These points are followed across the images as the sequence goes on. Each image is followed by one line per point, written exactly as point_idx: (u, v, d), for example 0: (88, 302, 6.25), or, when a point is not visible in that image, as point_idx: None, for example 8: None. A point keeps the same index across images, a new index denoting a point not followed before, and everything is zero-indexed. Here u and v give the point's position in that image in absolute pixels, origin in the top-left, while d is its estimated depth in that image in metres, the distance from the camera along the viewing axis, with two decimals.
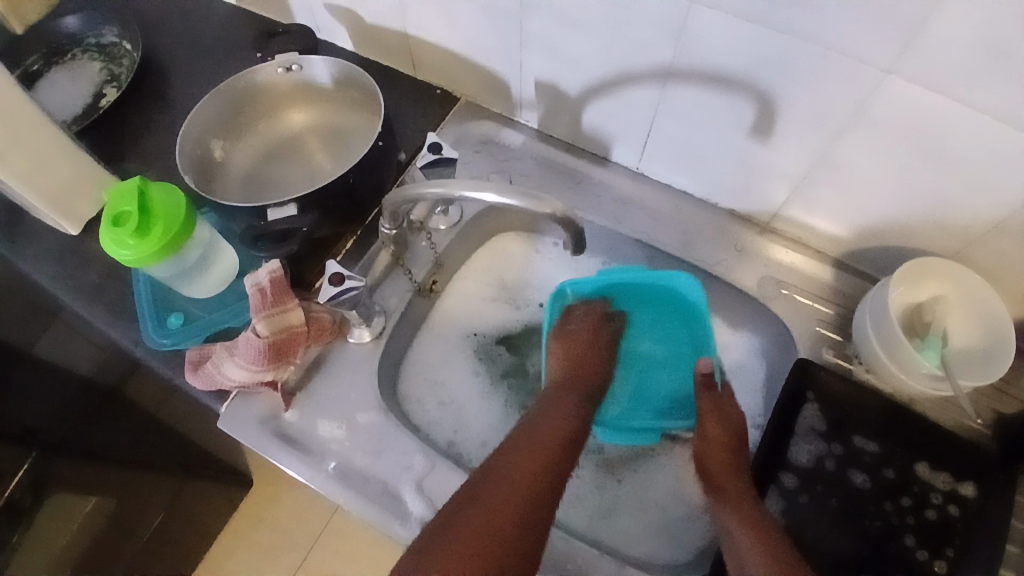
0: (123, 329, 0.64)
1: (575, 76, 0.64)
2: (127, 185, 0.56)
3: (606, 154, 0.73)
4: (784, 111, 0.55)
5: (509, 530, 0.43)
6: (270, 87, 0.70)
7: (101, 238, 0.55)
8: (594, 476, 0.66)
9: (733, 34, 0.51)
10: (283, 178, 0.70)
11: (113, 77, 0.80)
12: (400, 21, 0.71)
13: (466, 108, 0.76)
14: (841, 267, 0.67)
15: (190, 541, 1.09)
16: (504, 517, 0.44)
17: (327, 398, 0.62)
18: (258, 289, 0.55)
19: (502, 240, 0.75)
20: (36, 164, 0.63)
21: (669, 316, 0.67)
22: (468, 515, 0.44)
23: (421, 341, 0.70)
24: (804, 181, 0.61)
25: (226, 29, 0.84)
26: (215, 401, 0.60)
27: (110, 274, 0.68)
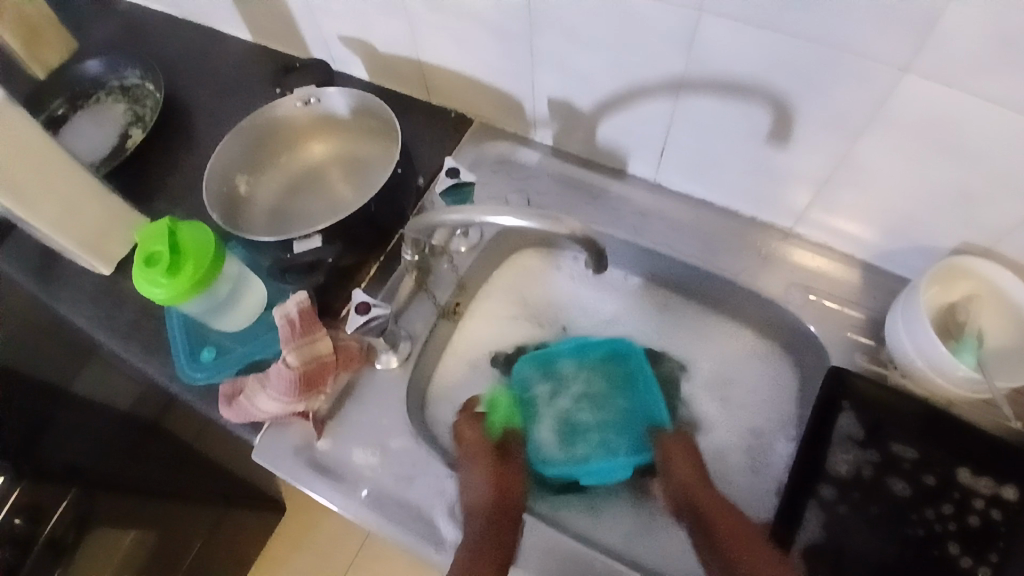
0: (159, 365, 0.66)
1: (587, 91, 0.65)
2: (158, 226, 0.58)
3: (622, 168, 0.73)
4: (800, 116, 0.55)
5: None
6: (289, 121, 0.72)
7: (135, 278, 0.56)
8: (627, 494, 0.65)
9: (744, 42, 0.51)
10: (306, 210, 0.71)
11: (137, 118, 0.82)
12: (413, 48, 0.72)
13: (481, 130, 0.77)
14: (869, 269, 0.66)
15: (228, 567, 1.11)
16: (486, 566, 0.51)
17: (358, 425, 0.62)
18: (287, 319, 0.57)
19: (523, 258, 0.76)
20: (65, 208, 0.65)
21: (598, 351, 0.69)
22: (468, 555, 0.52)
23: (447, 363, 0.70)
24: (824, 185, 0.60)
25: (244, 65, 0.87)
26: (249, 432, 0.61)
27: (144, 311, 0.70)
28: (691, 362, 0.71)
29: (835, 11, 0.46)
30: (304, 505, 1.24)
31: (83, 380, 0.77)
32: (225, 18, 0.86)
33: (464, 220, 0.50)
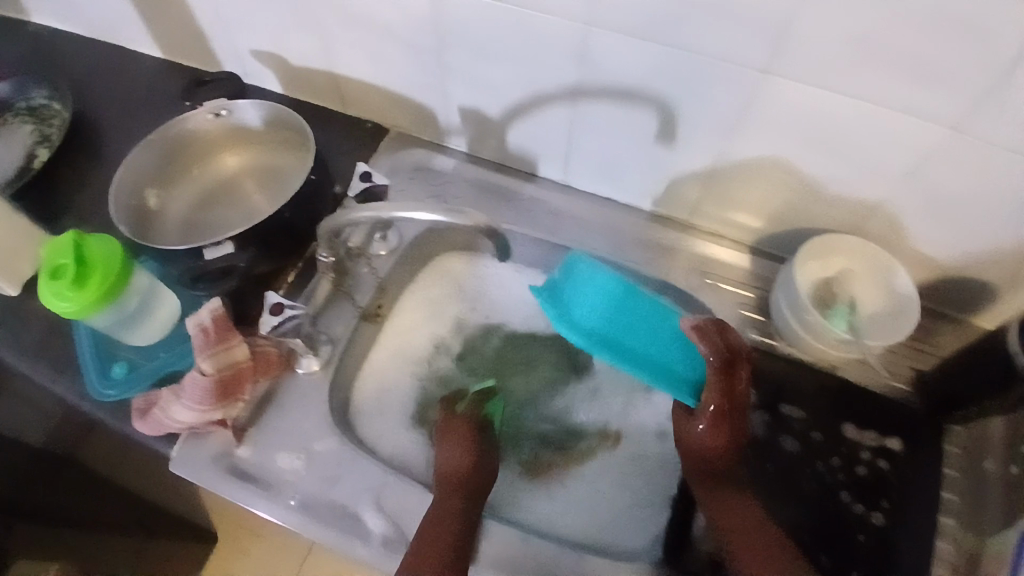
0: (67, 384, 0.64)
1: (495, 100, 0.68)
2: (62, 239, 0.57)
3: (535, 171, 0.77)
4: (684, 117, 0.60)
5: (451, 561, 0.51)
6: (200, 134, 0.72)
7: (40, 292, 0.55)
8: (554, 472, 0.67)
9: (630, 51, 0.56)
10: (220, 221, 0.71)
11: (44, 137, 0.80)
12: (325, 61, 0.74)
13: (398, 139, 0.79)
14: (759, 254, 0.72)
15: None
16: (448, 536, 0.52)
17: (280, 430, 0.62)
18: (201, 328, 0.58)
19: (443, 260, 0.78)
20: None
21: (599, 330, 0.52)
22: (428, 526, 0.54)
23: (371, 365, 0.71)
24: (713, 179, 0.66)
25: (154, 81, 0.86)
26: (165, 445, 0.60)
27: (50, 330, 0.68)
28: None
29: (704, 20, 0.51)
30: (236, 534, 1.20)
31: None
32: (134, 35, 0.85)
33: (378, 217, 0.53)
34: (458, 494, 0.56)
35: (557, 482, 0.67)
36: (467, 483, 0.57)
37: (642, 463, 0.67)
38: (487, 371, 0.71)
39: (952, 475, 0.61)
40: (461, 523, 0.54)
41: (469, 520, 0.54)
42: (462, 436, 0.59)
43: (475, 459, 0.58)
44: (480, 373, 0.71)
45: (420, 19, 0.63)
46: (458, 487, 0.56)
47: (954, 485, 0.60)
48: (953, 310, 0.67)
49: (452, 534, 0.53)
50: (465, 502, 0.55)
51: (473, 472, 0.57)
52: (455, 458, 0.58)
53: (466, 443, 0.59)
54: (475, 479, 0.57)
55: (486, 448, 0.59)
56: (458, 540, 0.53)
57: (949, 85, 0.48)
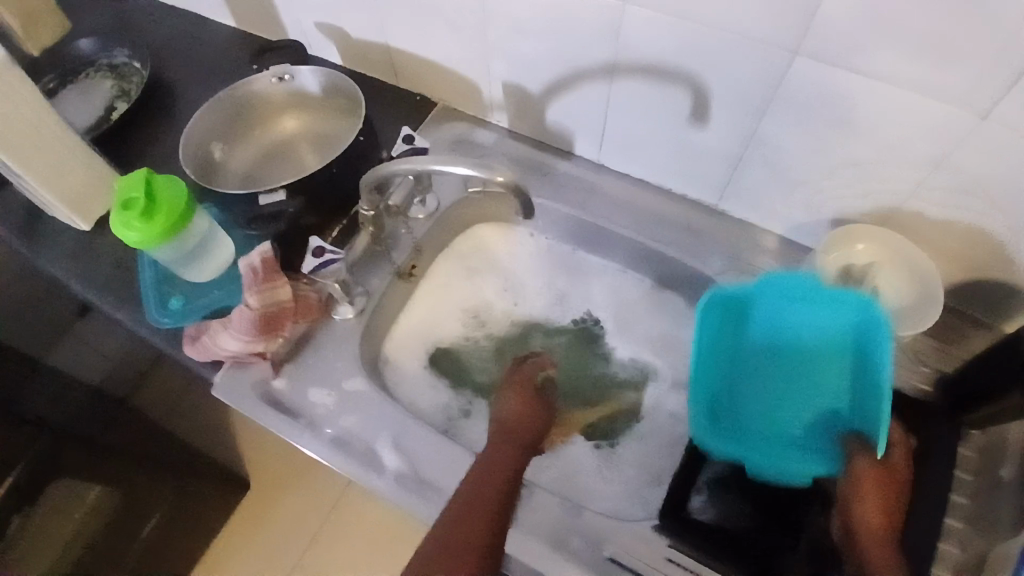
0: (130, 312, 0.71)
1: (536, 76, 0.72)
2: (136, 175, 0.63)
3: (570, 149, 0.80)
4: (715, 98, 0.62)
5: (491, 508, 0.49)
6: (265, 97, 0.78)
7: (113, 222, 0.62)
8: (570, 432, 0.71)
9: (665, 29, 0.59)
10: (277, 176, 0.77)
11: (123, 93, 0.88)
12: (381, 35, 0.79)
13: (442, 113, 0.84)
14: (786, 243, 0.73)
15: (189, 540, 1.14)
16: (491, 497, 0.50)
17: (313, 369, 0.67)
18: (250, 268, 0.64)
19: (479, 231, 0.82)
20: (54, 166, 0.70)
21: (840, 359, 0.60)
22: (463, 494, 0.50)
23: (403, 322, 0.76)
24: (741, 164, 0.67)
25: (225, 48, 0.93)
26: (211, 370, 0.66)
27: (118, 263, 0.75)
28: (629, 327, 0.76)
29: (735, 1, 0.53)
30: (266, 485, 1.26)
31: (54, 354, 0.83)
32: (209, 6, 0.92)
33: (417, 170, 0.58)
34: (511, 448, 0.54)
35: (566, 445, 0.70)
36: (523, 440, 0.55)
37: (651, 434, 0.70)
38: (507, 339, 0.76)
39: (967, 478, 0.60)
40: (510, 475, 0.52)
41: (516, 476, 0.52)
42: (522, 393, 0.59)
43: (532, 417, 0.56)
44: (502, 339, 0.76)
45: None
46: (515, 440, 0.54)
47: (966, 489, 0.60)
48: (983, 314, 0.65)
49: (502, 484, 0.51)
50: (519, 458, 0.53)
51: (529, 431, 0.56)
52: (512, 411, 0.56)
53: (523, 399, 0.58)
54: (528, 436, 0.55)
55: (542, 408, 0.59)
56: (496, 501, 0.50)
57: (974, 71, 0.49)
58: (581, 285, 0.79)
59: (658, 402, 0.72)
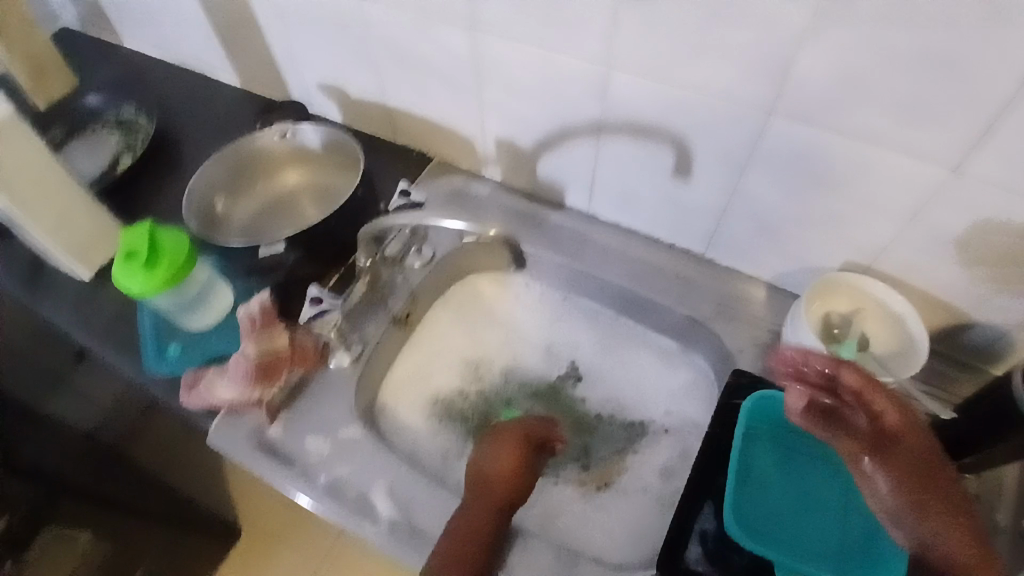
0: (127, 362, 0.71)
1: (528, 132, 0.75)
2: (141, 226, 0.65)
3: (562, 202, 0.83)
4: (698, 152, 0.65)
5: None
6: (269, 152, 0.82)
7: (115, 271, 0.64)
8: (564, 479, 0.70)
9: (647, 88, 0.62)
10: (276, 228, 0.79)
11: (129, 146, 0.91)
12: (381, 94, 0.83)
13: (440, 168, 0.87)
14: (775, 289, 0.74)
15: None
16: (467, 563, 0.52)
17: (308, 416, 0.68)
18: (249, 315, 0.66)
19: (475, 281, 0.84)
20: (60, 216, 0.73)
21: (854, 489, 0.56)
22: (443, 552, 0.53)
23: (399, 370, 0.76)
24: (725, 215, 0.70)
25: (231, 107, 0.97)
26: (206, 418, 0.66)
27: (119, 312, 0.76)
28: (623, 373, 0.77)
29: (708, 63, 0.57)
30: (256, 542, 1.28)
31: (53, 406, 0.84)
32: (218, 68, 0.97)
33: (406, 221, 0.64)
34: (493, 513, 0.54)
35: (561, 493, 0.69)
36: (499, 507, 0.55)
37: (648, 481, 0.69)
38: (502, 387, 0.76)
39: None
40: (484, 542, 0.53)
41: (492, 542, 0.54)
42: (516, 447, 0.56)
43: (512, 480, 0.55)
44: (497, 387, 0.76)
45: (463, 59, 0.71)
46: (489, 510, 0.54)
47: None
48: (971, 359, 0.67)
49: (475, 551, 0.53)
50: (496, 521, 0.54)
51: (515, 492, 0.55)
52: (500, 471, 0.55)
53: (516, 455, 0.56)
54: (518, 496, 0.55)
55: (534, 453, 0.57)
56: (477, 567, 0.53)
57: (937, 127, 0.52)
58: (573, 331, 0.80)
59: (654, 449, 0.71)
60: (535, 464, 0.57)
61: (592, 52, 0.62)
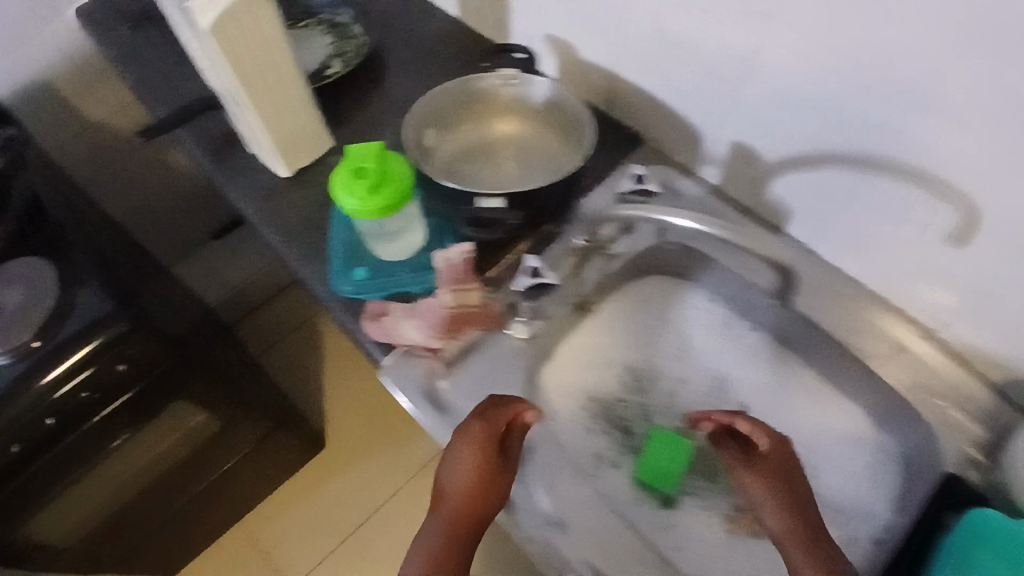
0: (314, 270, 0.71)
1: (778, 145, 0.68)
2: (373, 146, 0.63)
3: (778, 225, 0.76)
4: (989, 224, 0.57)
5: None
6: (488, 95, 0.77)
7: (336, 183, 0.62)
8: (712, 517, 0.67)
9: (963, 135, 0.54)
10: (477, 175, 0.76)
11: (341, 53, 0.88)
12: (617, 61, 0.77)
13: (650, 153, 0.81)
14: (1001, 390, 0.66)
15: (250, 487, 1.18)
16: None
17: (478, 378, 0.65)
18: (450, 264, 0.63)
19: (655, 279, 0.77)
20: (279, 109, 0.71)
21: None
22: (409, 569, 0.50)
23: (564, 352, 0.72)
24: (981, 298, 0.62)
25: (443, 32, 0.93)
26: (382, 352, 0.65)
27: (311, 219, 0.75)
28: (795, 426, 0.70)
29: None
30: (347, 443, 1.33)
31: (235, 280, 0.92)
32: None
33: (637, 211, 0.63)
34: (460, 509, 0.52)
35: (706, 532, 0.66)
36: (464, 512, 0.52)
37: None
38: (662, 404, 0.73)
39: None
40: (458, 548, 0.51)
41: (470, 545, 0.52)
42: (479, 455, 0.54)
43: (468, 473, 0.53)
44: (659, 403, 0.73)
45: (734, 53, 0.65)
46: (451, 523, 0.52)
47: None
48: None
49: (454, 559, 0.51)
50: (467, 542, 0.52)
51: (482, 483, 0.53)
52: (460, 481, 0.53)
53: (478, 462, 0.54)
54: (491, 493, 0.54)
55: (485, 447, 0.54)
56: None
57: None
58: (749, 366, 0.74)
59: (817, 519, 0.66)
60: (504, 476, 0.55)
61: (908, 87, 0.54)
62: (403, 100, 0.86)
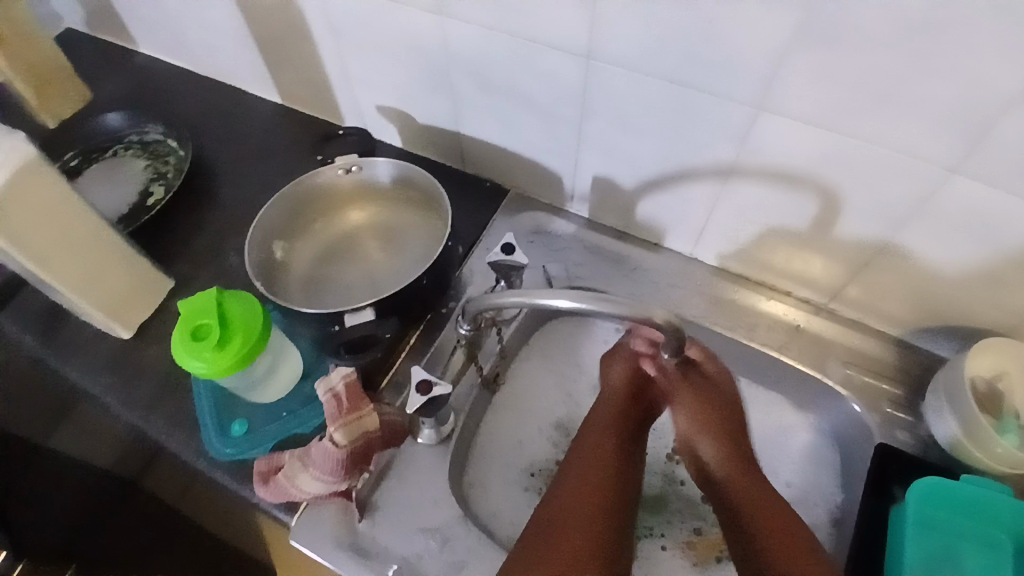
0: (184, 439, 0.63)
1: (633, 170, 0.65)
2: (205, 297, 0.56)
3: (658, 241, 0.74)
4: (848, 207, 0.57)
5: (599, 568, 0.42)
6: (331, 188, 0.73)
7: (175, 350, 0.54)
8: (676, 550, 0.65)
9: (803, 137, 0.53)
10: (343, 278, 0.71)
11: (159, 175, 0.80)
12: (454, 122, 0.72)
13: (517, 200, 0.77)
14: (901, 345, 0.68)
15: None
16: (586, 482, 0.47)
17: (399, 504, 0.60)
18: (332, 395, 0.56)
19: (556, 324, 0.75)
20: (91, 274, 0.62)
21: (989, 500, 0.56)
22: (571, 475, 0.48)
23: (490, 423, 0.70)
24: (864, 268, 0.63)
25: (271, 127, 0.86)
26: (285, 514, 0.58)
27: (169, 380, 0.66)
28: None
29: (903, 123, 0.48)
30: None
31: (57, 438, 0.72)
32: (256, 83, 0.86)
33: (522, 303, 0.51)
34: (611, 445, 0.51)
35: (664, 570, 0.64)
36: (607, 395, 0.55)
37: None
38: None
39: None
40: (588, 514, 0.45)
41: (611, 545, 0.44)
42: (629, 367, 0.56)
43: (607, 442, 0.51)
44: None
45: (571, 90, 0.60)
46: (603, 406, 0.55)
47: None
48: None
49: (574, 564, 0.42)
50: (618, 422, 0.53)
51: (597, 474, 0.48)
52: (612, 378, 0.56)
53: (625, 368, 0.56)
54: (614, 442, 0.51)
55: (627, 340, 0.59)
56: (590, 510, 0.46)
57: None
58: None
59: None
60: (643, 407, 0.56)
61: (752, 83, 0.51)
62: (243, 214, 0.78)
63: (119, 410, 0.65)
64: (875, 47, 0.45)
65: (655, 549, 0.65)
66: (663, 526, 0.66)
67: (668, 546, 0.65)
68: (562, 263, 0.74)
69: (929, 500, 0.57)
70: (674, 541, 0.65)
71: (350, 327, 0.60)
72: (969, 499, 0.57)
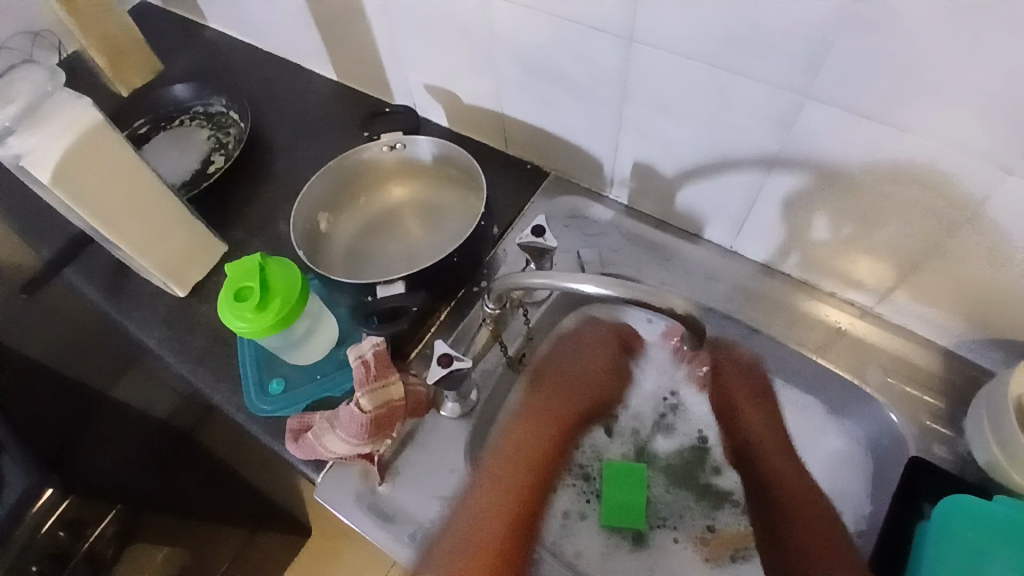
0: (227, 393, 0.67)
1: (671, 157, 0.64)
2: (249, 261, 0.59)
3: (697, 232, 0.73)
4: (896, 204, 0.54)
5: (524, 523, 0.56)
6: (375, 164, 0.75)
7: (220, 311, 0.58)
8: (689, 544, 0.64)
9: (847, 128, 0.51)
10: (382, 251, 0.73)
11: (219, 145, 0.84)
12: (496, 103, 0.73)
13: (557, 184, 0.77)
14: (948, 355, 0.65)
15: None
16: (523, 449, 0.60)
17: (419, 472, 0.62)
18: (361, 361, 0.58)
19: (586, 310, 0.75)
20: (150, 235, 0.67)
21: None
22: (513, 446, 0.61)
23: None
24: (912, 271, 0.60)
25: (325, 103, 0.89)
26: (312, 470, 0.61)
27: (218, 338, 0.71)
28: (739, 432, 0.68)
29: (955, 119, 0.45)
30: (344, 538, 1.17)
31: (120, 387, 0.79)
32: (313, 59, 0.89)
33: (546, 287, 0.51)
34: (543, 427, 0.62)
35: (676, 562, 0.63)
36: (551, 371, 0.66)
37: None
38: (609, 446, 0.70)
39: None
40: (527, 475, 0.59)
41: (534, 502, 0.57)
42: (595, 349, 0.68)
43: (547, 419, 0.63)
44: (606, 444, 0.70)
45: (611, 73, 0.59)
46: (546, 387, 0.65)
47: None
48: None
49: None
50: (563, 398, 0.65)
51: (532, 443, 0.60)
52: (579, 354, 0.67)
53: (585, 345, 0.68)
54: (572, 403, 0.65)
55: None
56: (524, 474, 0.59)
57: None
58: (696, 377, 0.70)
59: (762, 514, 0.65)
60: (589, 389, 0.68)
61: (796, 70, 0.49)
62: (294, 186, 0.82)
63: (172, 362, 0.70)
64: (928, 34, 0.42)
65: (667, 541, 0.65)
66: (676, 519, 0.66)
67: (679, 537, 0.65)
68: (596, 248, 0.74)
69: (957, 519, 0.55)
70: (688, 535, 0.65)
71: (381, 298, 0.62)
72: (1003, 523, 0.55)
